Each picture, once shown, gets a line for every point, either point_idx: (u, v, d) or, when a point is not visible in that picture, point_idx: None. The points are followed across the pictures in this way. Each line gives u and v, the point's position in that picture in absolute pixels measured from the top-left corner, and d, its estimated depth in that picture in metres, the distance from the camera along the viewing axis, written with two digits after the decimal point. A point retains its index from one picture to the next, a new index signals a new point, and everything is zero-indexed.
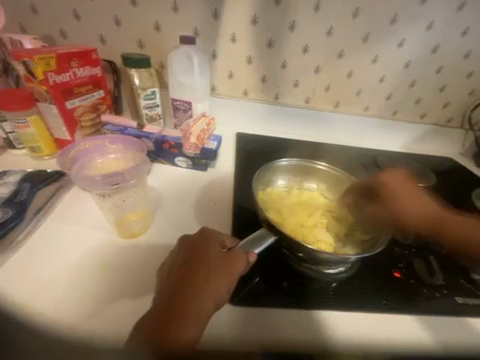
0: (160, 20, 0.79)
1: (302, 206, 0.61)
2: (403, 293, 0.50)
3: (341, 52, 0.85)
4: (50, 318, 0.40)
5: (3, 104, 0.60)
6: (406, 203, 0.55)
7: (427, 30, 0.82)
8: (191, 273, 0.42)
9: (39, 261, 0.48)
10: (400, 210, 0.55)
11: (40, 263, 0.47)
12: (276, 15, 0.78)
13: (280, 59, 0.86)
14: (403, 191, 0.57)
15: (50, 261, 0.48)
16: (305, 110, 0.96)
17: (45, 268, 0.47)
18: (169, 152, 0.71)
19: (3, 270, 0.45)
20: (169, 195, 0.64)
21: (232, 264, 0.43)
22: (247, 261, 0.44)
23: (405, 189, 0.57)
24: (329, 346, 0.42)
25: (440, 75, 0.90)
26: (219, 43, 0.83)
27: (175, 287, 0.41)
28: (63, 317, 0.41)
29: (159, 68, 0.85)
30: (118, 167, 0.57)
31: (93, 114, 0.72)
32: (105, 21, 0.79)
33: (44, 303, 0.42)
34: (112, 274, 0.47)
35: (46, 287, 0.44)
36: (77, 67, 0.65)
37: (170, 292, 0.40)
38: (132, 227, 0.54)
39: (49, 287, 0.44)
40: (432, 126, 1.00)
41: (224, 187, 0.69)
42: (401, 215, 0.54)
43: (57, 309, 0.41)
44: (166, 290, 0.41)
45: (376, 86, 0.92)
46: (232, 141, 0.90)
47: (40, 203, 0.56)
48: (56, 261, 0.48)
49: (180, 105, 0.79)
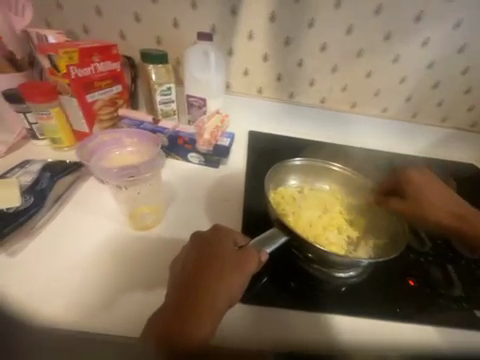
0: (178, 17, 0.80)
1: (315, 207, 0.60)
2: (417, 302, 0.49)
3: (360, 51, 0.83)
4: (69, 305, 0.43)
5: (29, 96, 0.63)
6: (427, 200, 0.58)
7: (454, 29, 0.78)
8: (204, 270, 0.42)
9: (56, 249, 0.50)
10: (434, 200, 0.58)
11: (58, 251, 0.50)
12: (295, 11, 0.77)
13: (297, 57, 0.84)
14: (426, 187, 0.59)
15: (69, 249, 0.50)
16: (320, 110, 0.94)
17: (63, 257, 0.49)
18: (183, 147, 0.71)
19: (25, 257, 0.48)
20: (181, 190, 0.65)
21: (244, 265, 0.43)
22: (259, 262, 0.44)
23: (426, 188, 0.60)
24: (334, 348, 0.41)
25: (466, 76, 0.86)
26: (236, 40, 0.82)
27: (188, 283, 0.41)
28: (79, 305, 0.43)
29: (175, 64, 0.86)
30: (135, 161, 0.58)
31: (111, 108, 0.73)
32: (125, 17, 0.80)
33: (63, 293, 0.44)
34: (124, 265, 0.49)
35: (64, 277, 0.46)
36: (98, 61, 0.67)
37: (182, 287, 0.41)
38: (145, 219, 0.56)
39: (66, 277, 0.46)
40: (454, 130, 0.95)
41: (235, 185, 0.68)
42: (435, 206, 0.57)
43: (73, 301, 0.43)
44: (179, 283, 0.42)
45: (396, 86, 0.89)
46: (245, 140, 0.89)
47: (59, 192, 0.58)
48: (72, 250, 0.50)
49: (195, 102, 0.80)
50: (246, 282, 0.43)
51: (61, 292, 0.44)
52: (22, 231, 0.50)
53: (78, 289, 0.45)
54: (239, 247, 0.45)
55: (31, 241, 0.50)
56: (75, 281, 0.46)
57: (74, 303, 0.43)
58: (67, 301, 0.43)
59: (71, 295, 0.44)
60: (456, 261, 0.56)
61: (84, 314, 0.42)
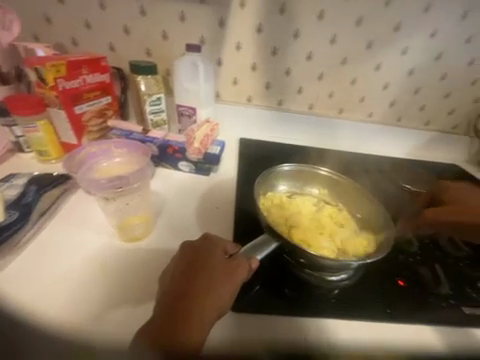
0: (167, 29, 0.82)
1: (304, 212, 0.61)
2: (408, 302, 0.49)
3: (344, 60, 0.86)
4: (53, 325, 0.40)
5: (15, 109, 0.63)
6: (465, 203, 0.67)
7: (431, 38, 0.83)
8: (194, 280, 0.42)
9: (40, 266, 0.48)
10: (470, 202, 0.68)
11: (41, 269, 0.47)
12: (280, 23, 0.80)
13: (284, 66, 0.87)
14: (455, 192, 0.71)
15: (56, 262, 0.49)
16: (308, 117, 0.96)
17: (49, 270, 0.47)
18: (174, 156, 0.71)
19: (7, 274, 0.46)
20: (173, 200, 0.65)
21: (235, 274, 0.43)
22: (249, 272, 0.44)
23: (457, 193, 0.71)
24: (325, 346, 0.42)
25: (445, 82, 0.90)
26: (224, 51, 0.85)
27: (179, 293, 0.41)
28: (67, 322, 0.41)
29: (165, 75, 0.87)
30: (124, 171, 0.57)
31: (99, 119, 0.73)
32: (114, 30, 0.82)
33: (53, 303, 0.43)
34: (113, 276, 0.48)
35: (52, 289, 0.45)
36: (86, 73, 0.68)
37: (174, 296, 0.40)
38: (135, 230, 0.55)
39: (54, 288, 0.45)
40: (437, 133, 0.99)
41: (227, 192, 0.69)
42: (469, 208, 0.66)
43: (65, 310, 0.42)
44: (171, 292, 0.41)
45: (379, 92, 0.92)
46: (236, 147, 0.90)
47: (46, 205, 0.57)
48: (57, 266, 0.48)
49: (185, 111, 0.81)
50: (237, 291, 0.42)
51: (52, 301, 0.43)
52: (5, 248, 0.48)
53: (68, 299, 0.44)
54: (230, 256, 0.45)
55: (16, 256, 0.48)
56: (64, 293, 0.44)
57: (66, 313, 0.42)
58: (57, 310, 0.42)
59: (63, 306, 0.43)
60: (444, 259, 0.58)
61: (76, 323, 0.41)
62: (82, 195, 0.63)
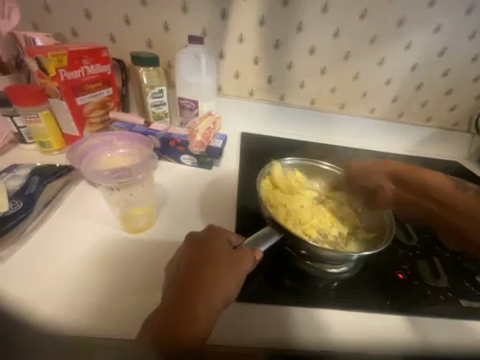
0: (168, 20, 0.80)
1: (307, 204, 0.62)
2: (407, 293, 0.50)
3: (347, 54, 0.86)
4: (56, 316, 0.41)
5: (17, 99, 0.61)
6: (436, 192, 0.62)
7: (435, 33, 0.82)
8: (200, 269, 0.43)
9: (44, 256, 0.48)
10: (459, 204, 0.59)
11: (46, 259, 0.48)
12: (284, 15, 0.79)
13: (286, 60, 0.86)
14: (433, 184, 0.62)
15: (60, 253, 0.49)
16: (310, 112, 0.96)
17: (54, 261, 0.48)
18: (176, 149, 0.71)
19: (11, 266, 0.46)
20: (175, 193, 0.65)
21: (240, 264, 0.43)
22: (253, 263, 0.45)
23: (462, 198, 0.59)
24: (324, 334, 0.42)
25: (448, 78, 0.90)
26: (226, 44, 0.84)
27: (185, 282, 0.41)
28: (70, 313, 0.41)
29: (167, 67, 0.87)
30: (126, 163, 0.57)
31: (101, 111, 0.73)
32: (115, 21, 0.80)
33: (60, 293, 0.43)
34: (116, 267, 0.48)
35: (59, 278, 0.45)
36: (88, 64, 0.67)
37: (181, 284, 0.41)
38: (138, 221, 0.55)
39: (61, 278, 0.45)
40: (438, 129, 1.00)
41: (228, 185, 0.69)
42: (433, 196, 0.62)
43: (72, 298, 0.43)
44: (177, 281, 0.42)
45: (382, 87, 0.92)
46: (238, 141, 0.90)
47: (49, 195, 0.57)
48: (61, 256, 0.49)
49: (187, 104, 0.80)
50: (241, 281, 0.43)
51: (60, 291, 0.44)
52: (9, 239, 0.48)
53: (75, 288, 0.44)
54: (235, 247, 0.46)
55: (20, 248, 0.49)
56: (67, 284, 0.45)
57: (72, 302, 0.42)
58: (64, 299, 0.43)
59: (70, 295, 0.43)
60: (442, 254, 0.59)
61: (83, 313, 0.41)
62: (85, 186, 0.64)
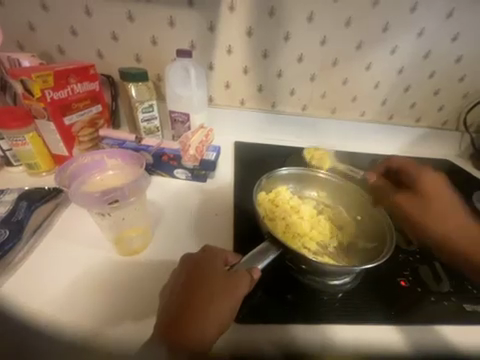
0: (156, 35, 0.80)
1: (306, 215, 0.61)
2: (410, 301, 0.49)
3: (335, 61, 0.87)
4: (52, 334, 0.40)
5: (2, 124, 0.60)
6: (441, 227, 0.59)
7: (418, 37, 0.84)
8: (194, 294, 0.41)
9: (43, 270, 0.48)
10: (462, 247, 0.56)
11: (44, 274, 0.48)
12: (270, 26, 0.80)
13: (275, 69, 0.87)
14: (439, 214, 0.61)
15: (56, 272, 0.48)
16: (302, 118, 0.97)
17: (52, 277, 0.47)
18: (168, 164, 0.70)
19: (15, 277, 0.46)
20: (170, 209, 0.64)
21: (235, 288, 0.41)
22: (250, 285, 0.43)
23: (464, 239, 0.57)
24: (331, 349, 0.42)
25: (434, 79, 0.92)
26: (216, 55, 0.84)
27: (179, 308, 0.39)
28: (70, 323, 0.41)
29: (156, 80, 0.86)
30: (118, 183, 0.57)
31: (92, 130, 0.72)
32: (102, 37, 0.80)
33: (54, 310, 0.43)
34: (111, 293, 0.46)
35: (59, 294, 0.45)
36: (74, 83, 0.66)
37: (175, 309, 0.39)
38: (132, 243, 0.53)
39: (62, 292, 0.45)
40: (428, 129, 1.01)
41: (224, 198, 0.68)
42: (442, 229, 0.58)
43: (71, 310, 0.43)
44: (170, 306, 0.40)
45: (371, 91, 0.93)
46: (232, 151, 0.89)
47: (38, 222, 0.55)
48: (58, 274, 0.48)
49: (178, 117, 0.79)
50: (238, 303, 0.41)
51: (61, 304, 0.44)
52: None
53: (74, 305, 0.44)
54: (230, 267, 0.45)
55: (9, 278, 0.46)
56: (66, 298, 0.44)
57: (72, 312, 0.43)
58: (65, 310, 0.43)
59: (71, 308, 0.43)
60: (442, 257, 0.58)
61: (84, 324, 0.41)
62: (74, 209, 0.62)
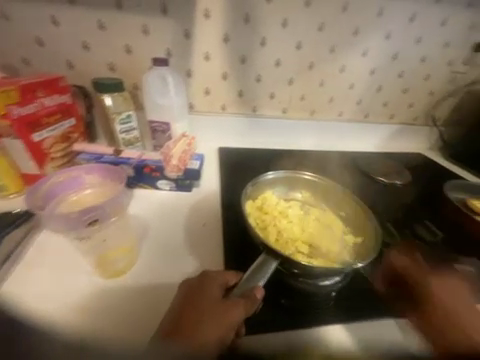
0: (130, 43, 0.78)
1: (294, 219, 0.61)
2: (398, 293, 0.51)
3: (311, 64, 0.89)
4: None
5: None
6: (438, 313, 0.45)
7: (386, 39, 0.89)
8: (194, 304, 0.41)
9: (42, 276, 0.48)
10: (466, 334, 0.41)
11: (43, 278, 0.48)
12: (246, 32, 0.81)
13: (254, 74, 0.88)
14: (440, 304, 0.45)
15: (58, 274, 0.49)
16: (284, 120, 0.98)
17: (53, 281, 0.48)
18: (151, 176, 0.68)
19: (14, 280, 0.47)
20: (156, 222, 0.61)
21: (229, 311, 0.39)
22: (246, 310, 0.40)
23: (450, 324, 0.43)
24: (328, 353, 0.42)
25: (403, 78, 0.97)
26: (193, 61, 0.83)
27: (180, 315, 0.40)
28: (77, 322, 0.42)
29: (133, 90, 0.83)
30: (97, 200, 0.56)
31: (65, 144, 0.68)
32: (72, 46, 0.76)
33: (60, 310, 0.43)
34: (97, 319, 0.43)
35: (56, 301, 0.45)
36: (43, 96, 0.62)
37: (177, 316, 0.40)
38: (117, 263, 0.50)
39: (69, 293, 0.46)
40: (401, 126, 1.07)
41: (212, 207, 0.67)
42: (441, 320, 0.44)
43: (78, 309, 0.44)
44: (175, 312, 0.41)
45: (347, 92, 0.97)
46: (216, 157, 0.88)
47: (9, 249, 0.50)
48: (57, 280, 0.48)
49: (158, 127, 0.78)
50: (234, 324, 0.39)
51: (59, 304, 0.44)
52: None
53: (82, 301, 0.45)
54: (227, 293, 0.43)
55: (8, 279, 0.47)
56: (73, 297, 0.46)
57: (78, 311, 0.44)
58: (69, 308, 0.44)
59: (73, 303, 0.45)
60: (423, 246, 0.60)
61: (85, 320, 0.42)
62: (48, 235, 0.55)
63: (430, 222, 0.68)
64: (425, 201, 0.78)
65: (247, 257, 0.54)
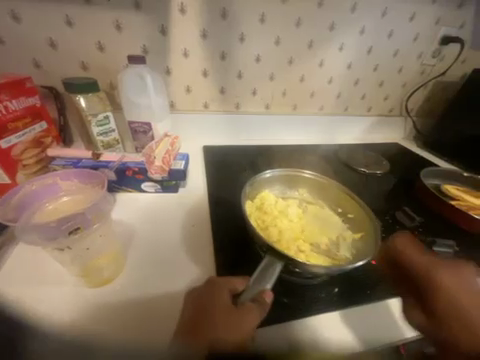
0: (102, 40, 0.74)
1: (294, 218, 0.63)
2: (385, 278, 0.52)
3: (290, 59, 0.90)
4: None
5: None
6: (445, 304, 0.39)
7: (361, 34, 0.91)
8: (203, 311, 0.40)
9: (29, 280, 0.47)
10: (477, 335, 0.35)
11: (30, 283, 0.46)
12: (223, 28, 0.79)
13: (235, 70, 0.87)
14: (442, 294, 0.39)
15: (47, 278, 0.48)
16: (267, 115, 0.99)
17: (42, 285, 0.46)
18: (134, 178, 0.66)
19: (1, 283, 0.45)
20: (141, 226, 0.59)
21: (241, 317, 0.39)
22: (259, 314, 0.40)
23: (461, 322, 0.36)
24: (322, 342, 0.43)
25: (378, 72, 1.01)
26: (171, 58, 0.81)
27: (191, 320, 0.40)
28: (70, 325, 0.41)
29: (109, 89, 0.80)
30: (74, 208, 0.51)
31: (37, 150, 0.64)
32: (37, 45, 0.71)
33: (52, 313, 0.42)
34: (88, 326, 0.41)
35: (45, 307, 0.43)
36: (8, 99, 0.57)
37: (188, 322, 0.40)
38: (102, 273, 0.48)
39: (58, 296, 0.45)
40: (378, 117, 1.12)
41: (200, 207, 0.66)
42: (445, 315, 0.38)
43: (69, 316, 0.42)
44: (185, 318, 0.41)
45: (325, 86, 0.99)
46: (201, 155, 0.88)
47: None
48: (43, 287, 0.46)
49: (139, 127, 0.74)
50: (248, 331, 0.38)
51: (49, 309, 0.43)
52: None
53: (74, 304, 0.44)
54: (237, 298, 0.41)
55: None
56: (64, 300, 0.44)
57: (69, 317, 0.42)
58: (60, 307, 0.43)
59: (62, 309, 0.43)
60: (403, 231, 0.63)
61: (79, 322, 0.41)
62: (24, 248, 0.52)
63: (409, 207, 0.72)
64: (403, 187, 0.83)
65: (240, 255, 0.54)
